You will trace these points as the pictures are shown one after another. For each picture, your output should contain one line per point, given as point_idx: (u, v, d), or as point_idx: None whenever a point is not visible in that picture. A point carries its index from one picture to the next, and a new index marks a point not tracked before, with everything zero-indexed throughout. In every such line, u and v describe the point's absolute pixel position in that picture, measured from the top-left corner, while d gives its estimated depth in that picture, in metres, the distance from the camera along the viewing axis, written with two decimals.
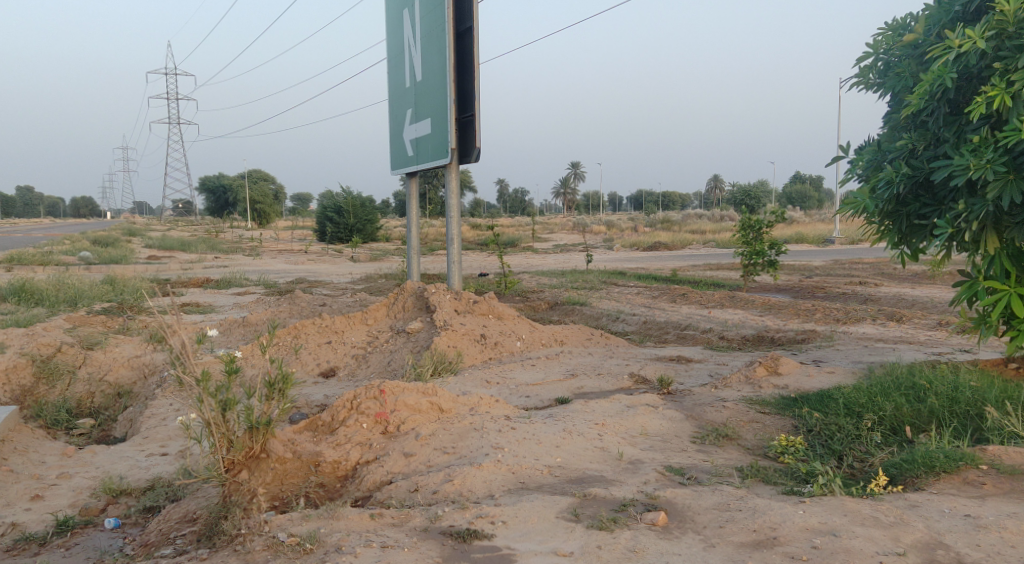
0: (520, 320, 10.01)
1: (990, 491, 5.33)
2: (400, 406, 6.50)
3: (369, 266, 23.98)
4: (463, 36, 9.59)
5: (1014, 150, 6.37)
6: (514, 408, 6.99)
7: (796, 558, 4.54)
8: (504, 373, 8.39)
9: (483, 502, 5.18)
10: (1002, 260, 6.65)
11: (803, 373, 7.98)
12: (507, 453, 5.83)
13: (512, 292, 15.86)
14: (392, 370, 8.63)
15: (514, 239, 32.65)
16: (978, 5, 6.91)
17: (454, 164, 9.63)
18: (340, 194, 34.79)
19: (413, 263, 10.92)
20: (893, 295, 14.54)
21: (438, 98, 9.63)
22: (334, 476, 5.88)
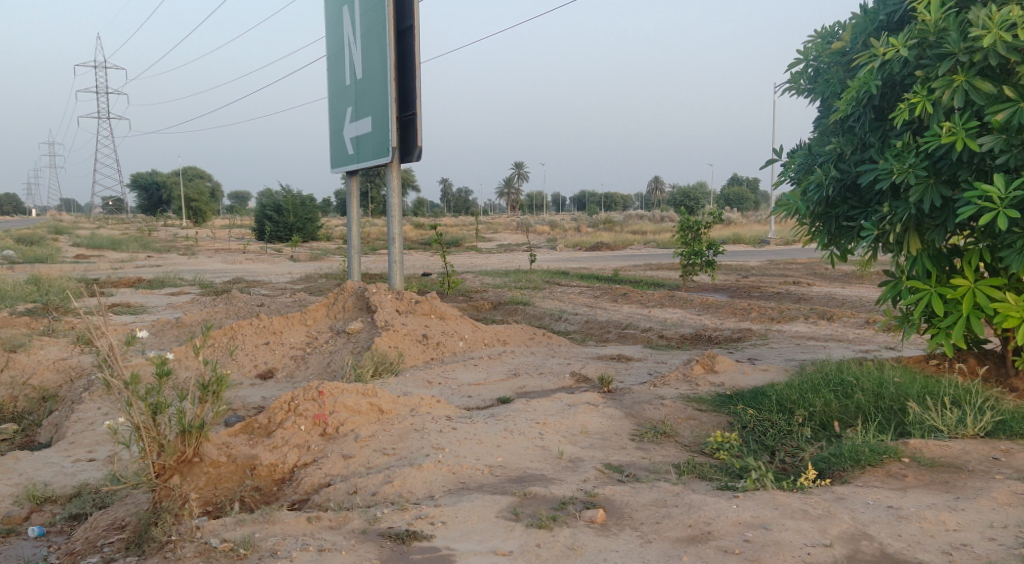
0: (462, 320, 10.06)
1: (912, 483, 5.54)
2: (339, 408, 6.52)
3: (309, 265, 23.75)
4: (404, 34, 9.59)
5: (935, 155, 6.60)
6: (455, 408, 7.06)
7: (728, 551, 4.66)
8: (446, 373, 8.44)
9: (422, 503, 5.22)
10: (923, 261, 6.81)
11: (738, 371, 8.18)
12: (448, 453, 5.89)
13: (455, 292, 15.89)
14: (332, 371, 8.63)
15: (456, 239, 32.64)
16: (902, 14, 7.13)
17: (395, 163, 9.64)
18: (279, 193, 34.40)
19: (353, 263, 10.88)
20: (825, 294, 14.90)
21: (379, 97, 9.63)
22: (270, 479, 5.88)
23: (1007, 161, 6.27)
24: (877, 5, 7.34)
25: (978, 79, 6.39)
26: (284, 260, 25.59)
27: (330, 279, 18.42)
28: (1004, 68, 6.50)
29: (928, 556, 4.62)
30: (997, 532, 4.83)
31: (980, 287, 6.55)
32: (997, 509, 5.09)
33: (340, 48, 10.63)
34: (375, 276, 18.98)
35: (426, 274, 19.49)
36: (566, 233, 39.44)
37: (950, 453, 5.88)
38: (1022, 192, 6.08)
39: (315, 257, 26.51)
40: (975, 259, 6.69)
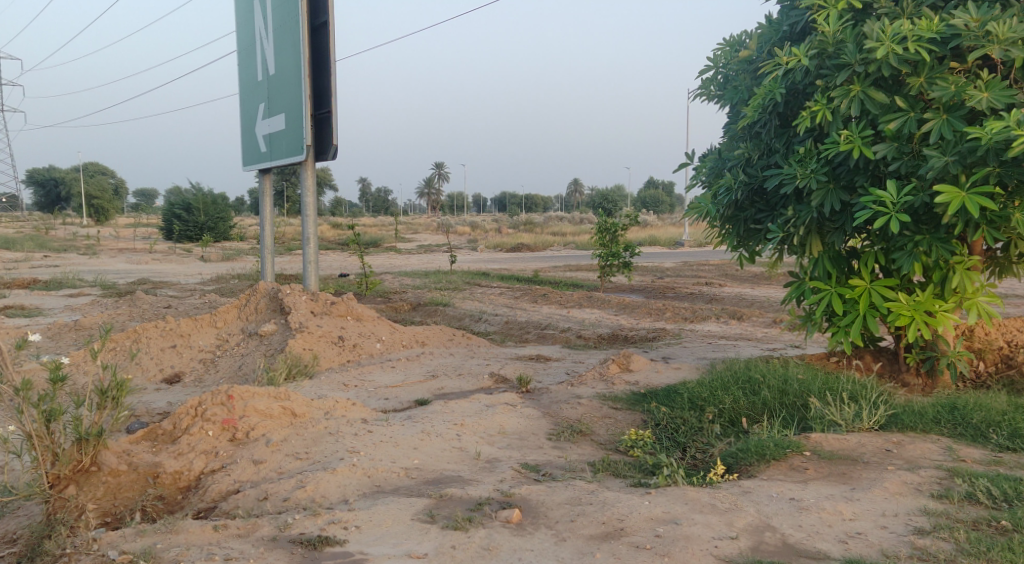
0: (380, 321, 10.04)
1: (813, 475, 5.76)
2: (249, 412, 6.47)
3: (221, 266, 23.37)
4: (317, 30, 9.54)
5: (834, 161, 6.86)
6: (371, 410, 7.07)
7: (640, 547, 4.77)
8: (363, 375, 8.43)
9: (335, 508, 5.22)
10: (824, 262, 7.12)
11: (653, 369, 8.40)
12: (362, 456, 5.90)
13: (373, 293, 15.87)
14: (243, 375, 8.54)
15: (375, 239, 32.54)
16: (804, 25, 7.40)
17: (310, 161, 9.57)
18: (191, 192, 33.68)
19: (266, 262, 10.73)
20: (736, 295, 15.38)
21: (292, 95, 9.54)
22: (175, 487, 5.82)
23: (899, 168, 6.56)
24: (781, 16, 7.62)
25: (872, 89, 6.64)
26: (196, 261, 25.08)
27: (242, 280, 18.16)
28: (896, 79, 6.78)
29: (826, 545, 4.79)
30: (889, 520, 5.02)
31: (876, 287, 6.87)
32: (889, 498, 5.29)
33: (252, 43, 10.49)
34: (286, 275, 18.84)
35: (343, 275, 19.40)
36: (487, 234, 39.65)
37: (848, 446, 6.15)
38: (912, 198, 6.35)
39: (227, 257, 26.09)
40: (872, 260, 6.99)
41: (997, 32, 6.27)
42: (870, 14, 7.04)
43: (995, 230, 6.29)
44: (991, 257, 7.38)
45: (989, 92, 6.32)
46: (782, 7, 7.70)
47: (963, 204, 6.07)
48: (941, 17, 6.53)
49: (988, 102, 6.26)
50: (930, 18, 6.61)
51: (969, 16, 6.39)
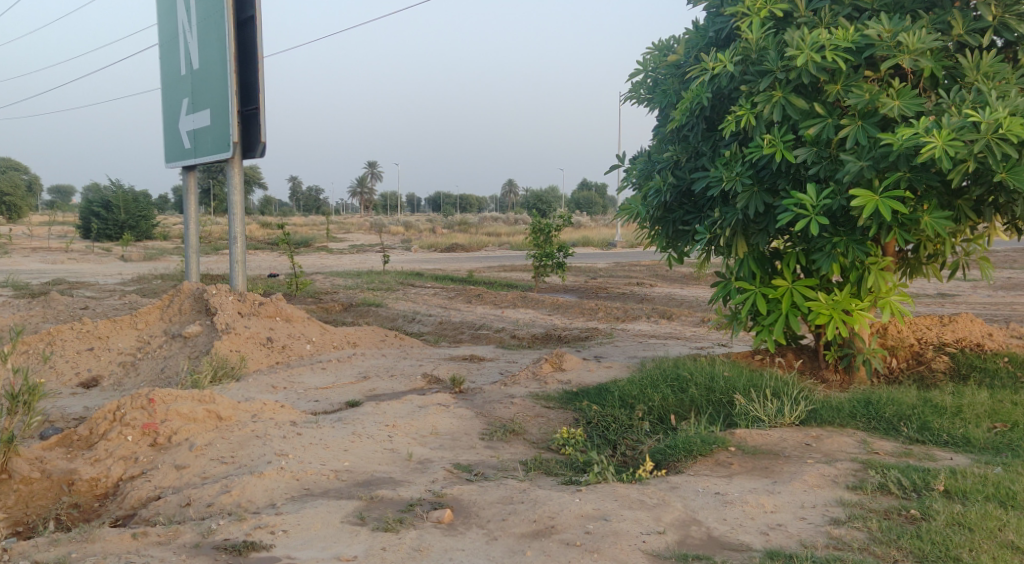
0: (310, 321, 9.99)
1: (737, 470, 5.93)
2: (172, 415, 6.41)
3: (143, 265, 22.87)
4: (244, 25, 9.44)
5: (758, 164, 7.05)
6: (300, 412, 7.04)
7: (570, 544, 4.81)
8: (292, 377, 8.39)
9: (262, 512, 5.18)
10: (750, 263, 7.32)
11: (585, 368, 8.53)
12: (291, 459, 5.88)
13: (303, 293, 15.76)
14: (166, 378, 8.42)
15: (306, 239, 32.23)
16: (728, 32, 7.59)
17: (237, 159, 9.48)
18: (110, 187, 32.80)
19: (191, 263, 10.57)
20: (666, 295, 15.69)
21: (219, 91, 9.42)
22: (91, 494, 5.75)
23: (818, 171, 6.78)
24: (707, 23, 7.81)
25: (793, 95, 6.85)
26: (116, 260, 24.48)
27: (165, 280, 17.88)
28: (815, 86, 7.02)
29: (749, 536, 4.89)
30: (808, 512, 5.17)
31: (797, 287, 7.11)
32: (808, 491, 5.46)
33: (175, 36, 10.32)
34: (211, 275, 18.59)
35: (272, 275, 19.22)
36: (421, 234, 39.59)
37: (770, 441, 6.34)
38: (830, 201, 6.57)
39: (151, 257, 25.56)
40: (793, 261, 7.21)
41: (908, 43, 6.54)
42: (790, 23, 7.26)
43: (906, 232, 6.56)
44: (904, 258, 7.69)
45: (900, 100, 6.60)
46: (708, 14, 7.90)
47: (876, 208, 6.31)
48: (856, 26, 6.78)
49: (900, 109, 6.53)
50: (847, 27, 6.85)
51: (881, 26, 6.66)
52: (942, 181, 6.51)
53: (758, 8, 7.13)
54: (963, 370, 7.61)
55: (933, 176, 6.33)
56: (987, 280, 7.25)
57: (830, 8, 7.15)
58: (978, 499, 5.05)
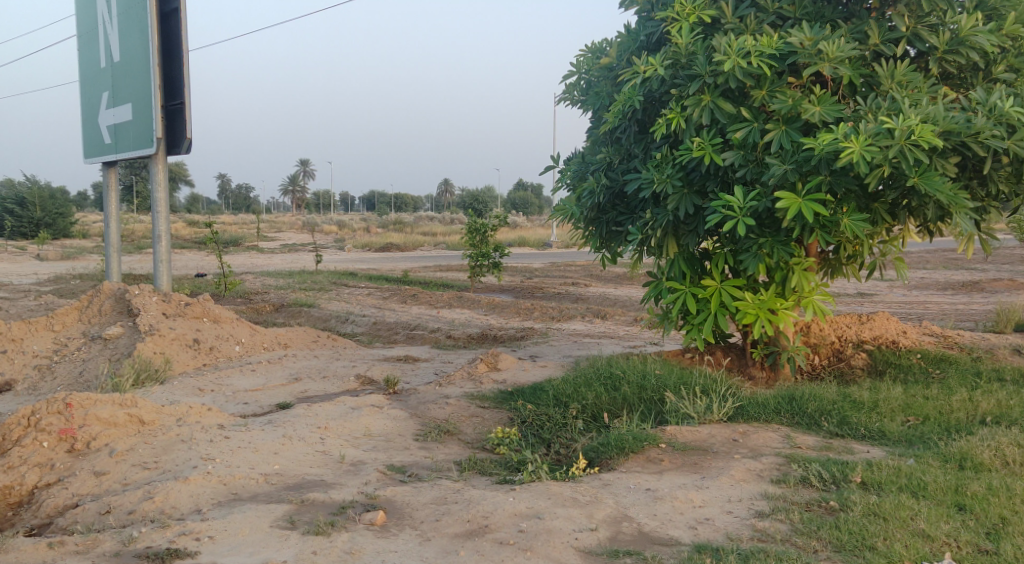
0: (239, 322, 9.86)
1: (668, 466, 6.04)
2: (91, 421, 6.29)
3: (62, 265, 22.24)
4: (168, 18, 9.28)
5: (688, 167, 7.20)
6: (228, 416, 6.96)
7: (504, 542, 4.85)
8: (220, 380, 8.28)
9: (186, 519, 5.11)
10: (680, 264, 7.46)
11: (519, 368, 8.60)
12: (217, 464, 5.82)
13: (232, 294, 15.54)
14: (85, 382, 8.24)
15: (235, 239, 31.65)
16: (659, 36, 7.72)
17: (161, 155, 9.32)
18: (24, 184, 31.81)
19: (113, 262, 10.35)
20: (600, 294, 15.86)
21: (141, 84, 9.24)
22: (5, 503, 5.68)
23: (745, 174, 6.96)
24: (639, 26, 7.93)
25: (721, 99, 7.01)
26: (33, 260, 23.76)
27: (84, 279, 17.44)
28: (742, 91, 7.20)
29: (678, 531, 5.00)
30: (734, 506, 5.30)
31: (726, 287, 7.29)
32: (735, 485, 5.60)
33: (94, 28, 10.09)
34: (133, 275, 18.19)
35: (198, 275, 18.89)
36: (356, 233, 39.26)
37: (699, 437, 6.49)
38: (757, 203, 6.75)
39: (71, 256, 24.89)
40: (722, 262, 7.38)
41: (828, 50, 6.75)
42: (717, 29, 7.43)
43: (827, 234, 6.80)
44: (825, 258, 7.94)
45: (821, 106, 6.82)
46: (639, 18, 8.03)
47: (800, 210, 6.50)
48: (779, 34, 6.97)
49: (821, 115, 6.74)
50: (771, 34, 7.04)
51: (803, 34, 6.86)
52: (860, 185, 6.75)
53: (687, 14, 7.28)
54: (880, 366, 7.89)
55: (852, 179, 6.56)
56: (901, 280, 7.48)
57: (755, 15, 7.35)
58: (892, 490, 5.26)
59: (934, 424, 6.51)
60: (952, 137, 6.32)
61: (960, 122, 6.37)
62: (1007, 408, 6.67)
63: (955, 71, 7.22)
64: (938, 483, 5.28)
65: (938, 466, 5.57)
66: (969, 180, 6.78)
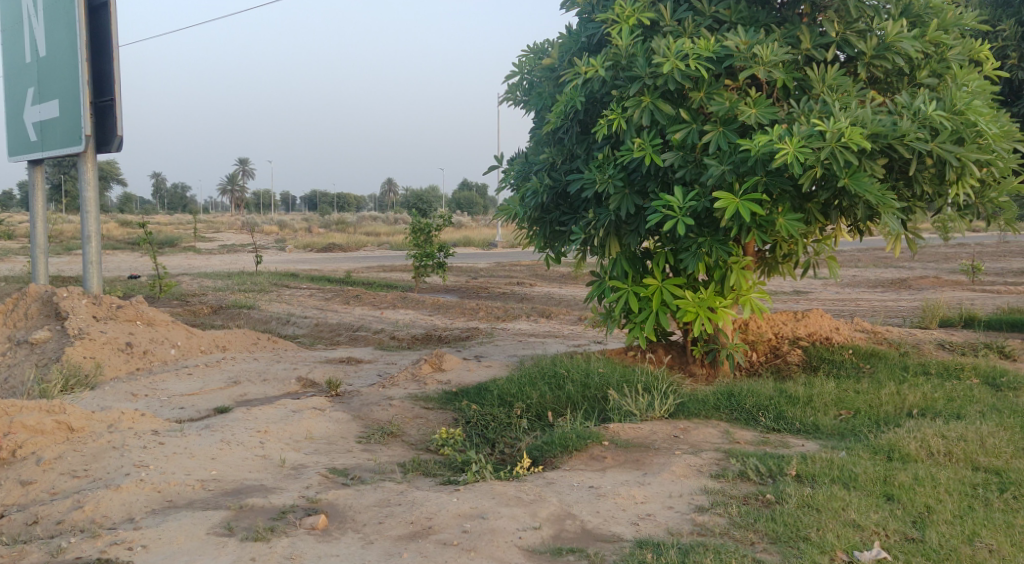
0: (174, 325, 9.70)
1: (611, 463, 6.09)
2: (17, 429, 6.13)
3: None
4: (97, 12, 9.09)
5: (629, 167, 7.27)
6: (162, 421, 6.85)
7: (447, 543, 4.84)
8: (155, 384, 8.14)
9: (118, 528, 5.01)
10: (622, 263, 7.54)
11: (464, 368, 8.60)
12: (151, 471, 5.72)
13: (168, 296, 15.25)
14: (11, 388, 8.03)
15: (172, 239, 31.05)
16: (599, 38, 7.79)
17: (90, 152, 9.10)
18: None
19: (40, 264, 10.09)
20: (545, 294, 15.94)
21: (70, 80, 9.03)
22: None
23: (684, 175, 7.06)
24: (580, 28, 7.99)
25: (660, 101, 7.09)
26: None
27: (10, 282, 16.96)
28: (680, 93, 7.29)
29: (620, 527, 5.04)
30: (675, 501, 5.37)
31: (666, 286, 7.39)
32: (676, 481, 5.68)
33: (19, 22, 9.83)
34: (62, 278, 17.73)
35: (131, 276, 18.49)
36: (298, 233, 38.85)
37: (641, 434, 6.55)
38: (696, 203, 6.84)
39: None
40: (663, 261, 7.47)
41: (762, 54, 6.88)
42: (656, 31, 7.53)
43: (764, 233, 6.94)
44: (762, 257, 8.10)
45: (757, 108, 6.95)
46: (581, 20, 8.09)
47: (737, 210, 6.61)
48: (716, 37, 7.08)
49: (756, 117, 6.87)
50: (708, 37, 7.14)
51: (739, 38, 6.99)
52: (794, 185, 6.89)
53: (627, 16, 7.35)
54: (814, 362, 8.07)
55: (786, 180, 6.70)
56: (833, 278, 7.63)
57: (692, 19, 7.47)
58: (825, 482, 5.38)
59: (865, 417, 6.68)
60: (880, 139, 6.49)
61: (887, 125, 6.54)
62: (932, 400, 6.88)
63: (883, 76, 7.42)
64: (868, 475, 5.42)
65: (868, 458, 5.72)
66: (896, 181, 6.97)
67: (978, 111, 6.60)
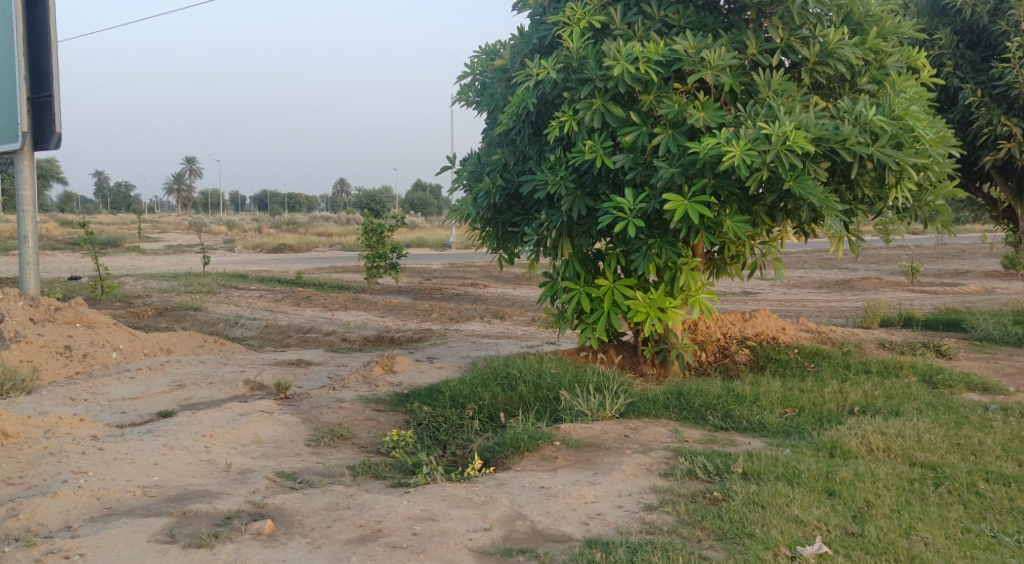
0: (116, 328, 9.55)
1: (562, 463, 6.13)
2: None
3: None
4: (33, 6, 8.90)
5: (581, 169, 7.31)
6: (102, 426, 6.73)
7: (396, 546, 4.83)
8: (95, 388, 8.00)
9: (55, 536, 4.92)
10: (574, 264, 7.57)
11: (416, 369, 8.59)
12: (90, 477, 5.63)
13: (111, 298, 14.97)
14: None
15: (115, 239, 30.47)
16: (551, 39, 7.83)
17: (27, 149, 8.91)
18: None
19: None
20: (499, 295, 16.00)
21: (5, 76, 8.84)
22: None
23: (635, 177, 7.13)
24: (532, 29, 8.02)
25: (611, 103, 7.15)
26: None
27: None
28: (631, 95, 7.36)
29: (570, 527, 5.08)
30: (624, 500, 5.42)
31: (618, 286, 7.45)
32: (625, 479, 5.73)
33: None
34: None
35: (73, 277, 18.11)
36: (247, 233, 38.40)
37: (592, 434, 6.59)
38: (646, 204, 6.91)
39: None
40: (614, 262, 7.54)
41: (710, 59, 6.97)
42: (607, 34, 7.59)
43: (712, 234, 7.04)
44: (710, 258, 8.21)
45: (705, 112, 7.04)
46: (532, 21, 8.13)
47: (686, 211, 6.69)
48: (665, 41, 7.16)
49: (704, 121, 6.96)
50: (657, 41, 7.22)
51: (687, 42, 7.07)
52: (741, 187, 7.00)
53: (578, 19, 7.40)
54: (761, 361, 8.20)
55: (733, 183, 6.81)
56: (779, 279, 7.75)
57: (642, 22, 7.53)
58: (770, 479, 5.48)
59: (809, 415, 6.81)
60: (823, 143, 6.62)
61: (829, 129, 6.68)
62: (873, 398, 7.04)
63: (825, 81, 7.57)
64: (811, 471, 5.52)
65: (811, 455, 5.83)
66: (838, 184, 7.11)
67: (916, 116, 6.77)
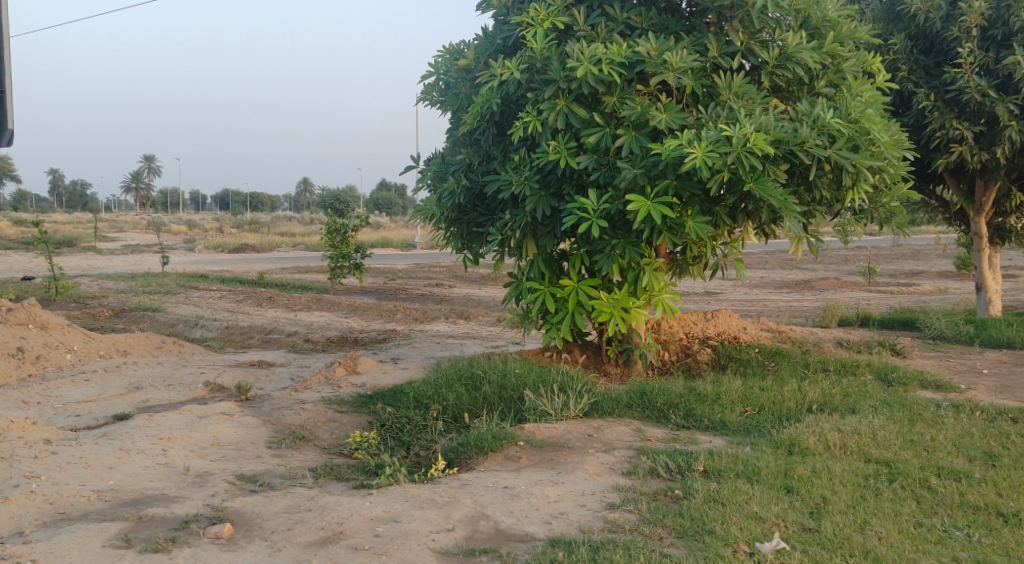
0: (70, 329, 9.45)
1: (525, 463, 6.14)
2: None
3: None
4: None
5: (545, 169, 7.32)
6: (57, 429, 6.64)
7: (358, 548, 4.81)
8: (48, 391, 7.88)
9: (7, 542, 4.84)
10: (539, 264, 7.59)
11: (379, 370, 8.55)
12: (43, 482, 5.55)
13: (66, 298, 14.74)
14: None
15: (71, 239, 29.97)
16: (515, 40, 7.84)
17: None
18: None
19: None
20: (463, 295, 15.99)
21: None
22: None
23: (598, 178, 7.16)
24: (496, 29, 8.02)
25: (575, 104, 7.17)
26: None
27: None
28: (594, 96, 7.39)
29: (533, 526, 5.09)
30: (587, 499, 5.44)
31: (582, 286, 7.48)
32: (588, 479, 5.76)
33: None
34: None
35: (27, 277, 17.78)
36: (209, 233, 37.97)
37: (556, 434, 6.61)
38: (610, 205, 6.94)
39: None
40: (578, 262, 7.57)
41: (672, 61, 7.02)
42: (571, 35, 7.61)
43: (674, 235, 7.08)
44: (673, 259, 8.27)
45: (667, 114, 7.09)
46: (496, 21, 8.14)
47: (649, 212, 6.74)
48: (628, 43, 7.20)
49: (667, 122, 7.01)
50: (621, 43, 7.26)
51: (650, 44, 7.11)
52: (702, 188, 7.05)
53: (541, 19, 7.41)
54: (723, 360, 8.28)
55: (695, 184, 6.86)
56: (740, 279, 7.83)
57: (605, 24, 7.57)
58: (730, 476, 5.53)
59: (769, 413, 6.89)
60: (782, 145, 6.70)
61: (788, 132, 6.76)
62: (830, 396, 7.13)
63: (784, 84, 7.66)
64: (771, 468, 5.59)
65: (771, 452, 5.90)
66: (797, 186, 7.19)
67: (871, 119, 6.88)
